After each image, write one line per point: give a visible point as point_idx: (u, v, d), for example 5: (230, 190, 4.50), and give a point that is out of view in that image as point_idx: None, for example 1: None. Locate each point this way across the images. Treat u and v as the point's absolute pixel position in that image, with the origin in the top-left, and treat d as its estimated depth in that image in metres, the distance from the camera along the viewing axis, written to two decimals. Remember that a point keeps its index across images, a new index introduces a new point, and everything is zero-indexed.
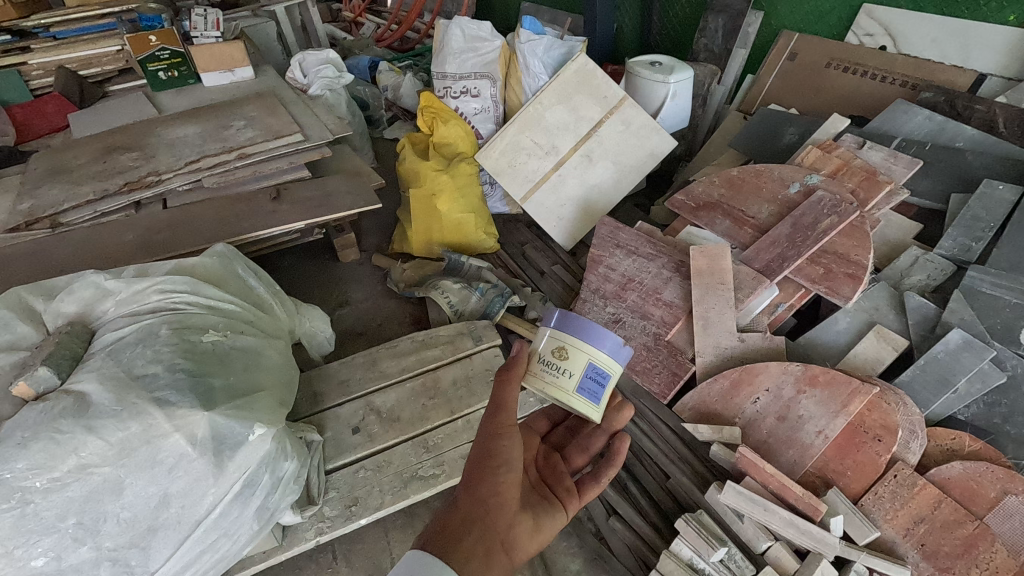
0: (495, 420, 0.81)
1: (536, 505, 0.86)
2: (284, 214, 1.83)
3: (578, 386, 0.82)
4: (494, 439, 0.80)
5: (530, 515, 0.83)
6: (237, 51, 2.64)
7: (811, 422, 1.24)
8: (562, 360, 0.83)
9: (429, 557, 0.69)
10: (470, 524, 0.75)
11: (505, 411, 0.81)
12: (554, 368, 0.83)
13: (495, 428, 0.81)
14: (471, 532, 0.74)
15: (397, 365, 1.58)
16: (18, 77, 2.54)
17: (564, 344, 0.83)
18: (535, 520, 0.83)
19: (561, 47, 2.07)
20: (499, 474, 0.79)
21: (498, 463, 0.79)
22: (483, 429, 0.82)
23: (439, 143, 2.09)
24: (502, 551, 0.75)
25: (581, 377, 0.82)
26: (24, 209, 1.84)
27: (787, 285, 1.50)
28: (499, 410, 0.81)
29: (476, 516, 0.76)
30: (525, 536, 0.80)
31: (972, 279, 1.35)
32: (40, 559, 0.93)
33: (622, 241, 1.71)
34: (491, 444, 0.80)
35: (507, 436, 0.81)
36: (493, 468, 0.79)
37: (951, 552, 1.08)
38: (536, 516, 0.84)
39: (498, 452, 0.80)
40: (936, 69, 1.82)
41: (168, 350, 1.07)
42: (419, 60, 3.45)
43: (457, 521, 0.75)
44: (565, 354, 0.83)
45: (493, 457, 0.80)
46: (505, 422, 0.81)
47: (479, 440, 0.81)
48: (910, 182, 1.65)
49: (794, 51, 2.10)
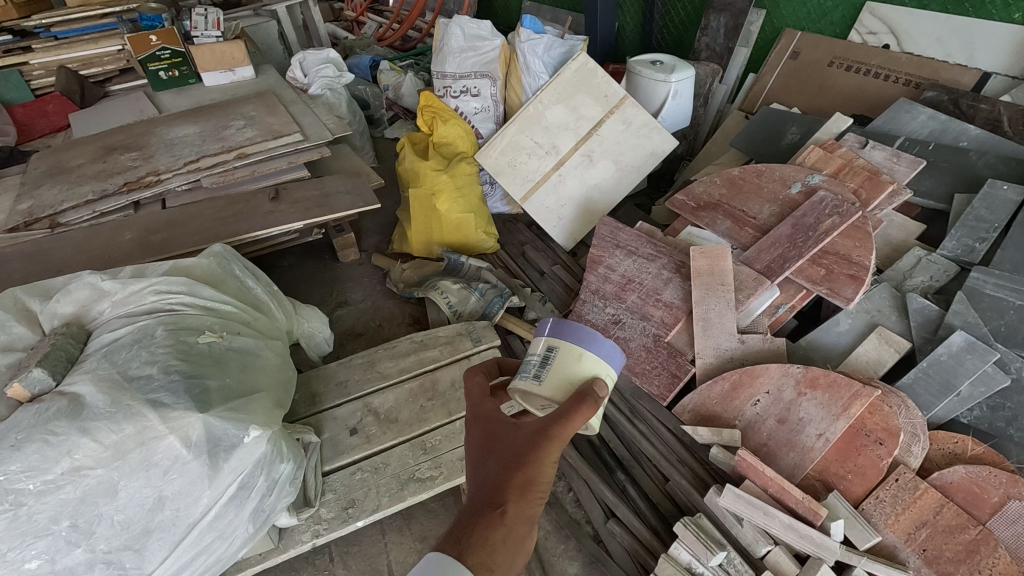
0: (548, 441, 0.71)
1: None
2: (283, 214, 1.83)
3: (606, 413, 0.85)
4: (542, 461, 0.71)
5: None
6: (238, 51, 2.65)
7: (812, 424, 1.23)
8: (608, 395, 0.82)
9: (457, 564, 0.60)
10: (512, 547, 0.65)
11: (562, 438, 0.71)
12: (607, 404, 0.81)
13: (547, 452, 0.71)
14: (510, 554, 0.65)
15: (396, 366, 1.57)
16: (19, 77, 2.55)
17: (609, 378, 0.82)
18: None
19: (561, 46, 2.05)
20: (537, 496, 0.71)
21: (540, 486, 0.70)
22: (534, 449, 0.71)
23: (439, 142, 2.08)
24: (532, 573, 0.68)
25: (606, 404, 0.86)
26: (24, 209, 1.85)
27: (788, 286, 1.49)
28: (553, 431, 0.71)
29: (507, 532, 0.66)
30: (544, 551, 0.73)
31: (976, 280, 1.33)
32: (34, 562, 0.93)
33: (622, 241, 1.70)
34: (539, 468, 0.71)
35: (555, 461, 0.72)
36: (533, 488, 0.70)
37: (953, 557, 1.06)
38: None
39: (542, 473, 0.71)
40: (940, 67, 1.80)
41: (163, 351, 1.07)
42: (420, 60, 3.45)
43: (499, 540, 0.65)
44: (612, 389, 0.83)
45: (534, 476, 0.71)
46: (556, 446, 0.71)
47: (524, 458, 0.71)
48: (913, 182, 1.64)
49: (797, 49, 2.09)
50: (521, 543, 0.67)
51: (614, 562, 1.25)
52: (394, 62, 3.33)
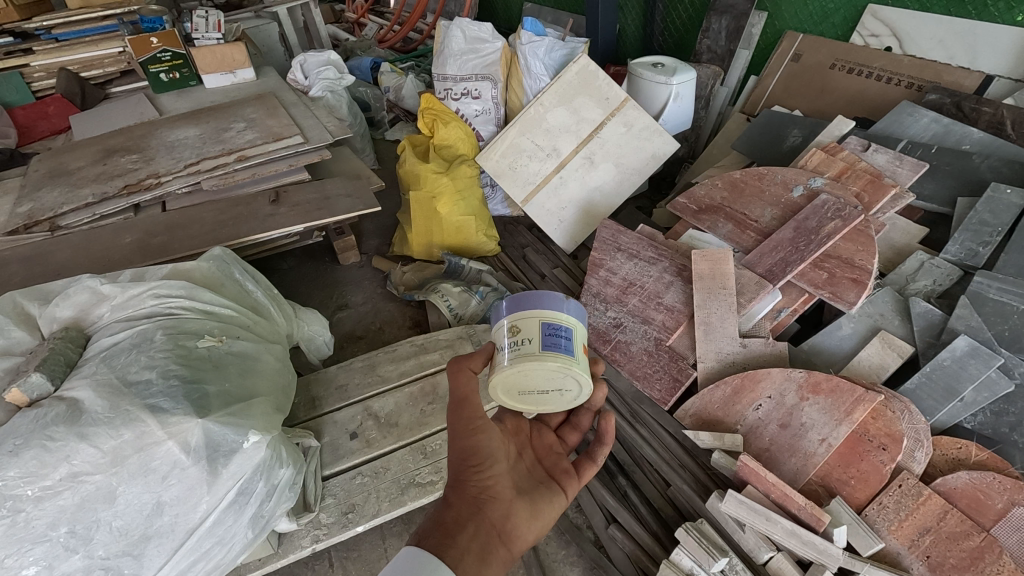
0: (463, 415, 0.81)
1: (532, 492, 0.85)
2: (283, 217, 1.82)
3: (543, 345, 0.81)
4: (472, 435, 0.81)
5: (528, 502, 0.82)
6: (239, 53, 2.65)
7: (814, 429, 1.22)
8: (514, 334, 0.83)
9: (426, 557, 0.66)
10: (466, 523, 0.74)
11: (470, 405, 0.81)
12: (512, 344, 0.82)
13: (466, 425, 0.81)
14: (464, 532, 0.73)
15: (397, 370, 1.57)
16: (20, 79, 2.54)
17: (511, 321, 0.84)
18: (532, 505, 0.82)
19: (562, 48, 2.05)
20: (483, 471, 0.80)
21: (479, 460, 0.80)
22: (455, 429, 0.82)
23: (439, 144, 2.08)
24: (502, 544, 0.74)
25: (541, 337, 0.81)
26: (24, 211, 1.84)
27: (790, 290, 1.48)
28: (463, 403, 0.81)
29: (469, 514, 0.75)
30: (525, 525, 0.79)
31: (979, 285, 1.33)
32: (31, 569, 0.92)
33: (623, 244, 1.70)
34: (467, 443, 0.81)
35: (480, 430, 0.82)
36: (474, 466, 0.80)
37: (957, 564, 1.05)
38: (534, 503, 0.83)
39: (476, 448, 0.81)
40: (942, 70, 1.79)
41: (162, 356, 1.07)
42: (421, 62, 3.45)
43: (451, 521, 0.74)
44: (517, 327, 0.83)
45: (473, 455, 0.80)
46: (474, 417, 0.82)
47: (453, 442, 0.82)
48: (916, 186, 1.63)
49: (799, 52, 2.08)
50: (483, 518, 0.76)
51: (614, 568, 1.24)
52: (395, 64, 3.34)
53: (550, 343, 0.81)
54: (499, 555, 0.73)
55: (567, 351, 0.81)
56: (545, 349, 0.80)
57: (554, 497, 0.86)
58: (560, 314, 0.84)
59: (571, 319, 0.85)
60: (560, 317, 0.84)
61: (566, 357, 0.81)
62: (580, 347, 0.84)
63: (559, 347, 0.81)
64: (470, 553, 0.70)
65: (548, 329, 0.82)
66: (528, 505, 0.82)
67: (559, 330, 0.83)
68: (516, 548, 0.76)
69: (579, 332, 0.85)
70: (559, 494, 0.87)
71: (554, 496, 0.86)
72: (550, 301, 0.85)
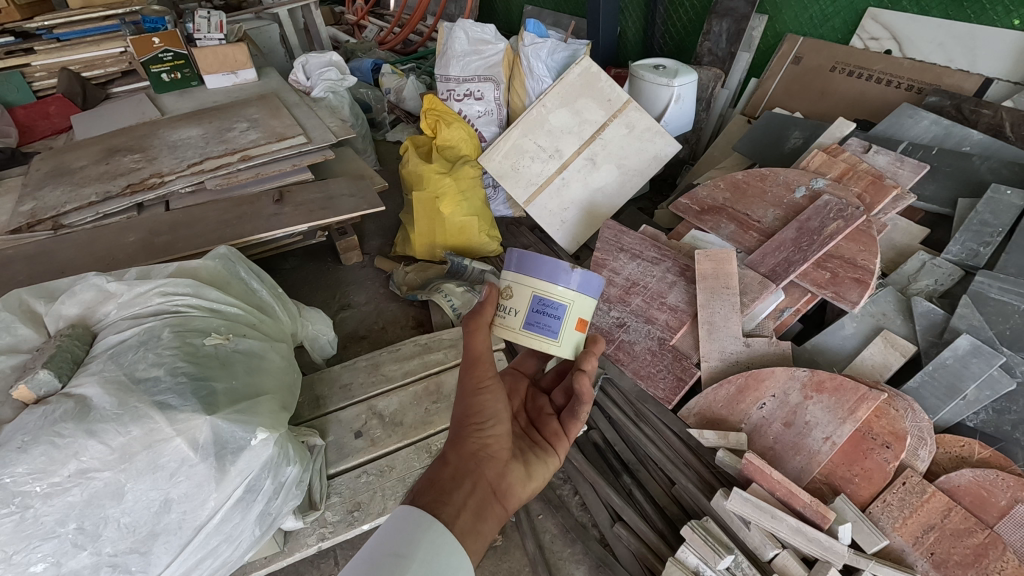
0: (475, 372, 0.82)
1: (528, 452, 0.84)
2: (287, 217, 1.82)
3: (526, 323, 0.80)
4: (478, 393, 0.81)
5: (523, 463, 0.82)
6: (241, 54, 2.65)
7: (818, 428, 1.23)
8: (506, 297, 0.81)
9: (419, 514, 0.64)
10: (464, 480, 0.73)
11: (482, 363, 0.82)
12: (501, 307, 0.81)
13: (474, 383, 0.82)
14: (461, 489, 0.72)
15: (400, 368, 1.57)
16: (20, 78, 2.53)
17: (508, 280, 0.80)
18: (526, 466, 0.82)
19: (565, 50, 2.06)
20: (486, 428, 0.80)
21: (482, 418, 0.80)
22: (463, 385, 0.83)
23: (442, 145, 2.08)
24: (495, 502, 0.74)
25: (526, 314, 0.79)
26: (27, 210, 1.84)
27: (793, 290, 1.49)
28: (475, 362, 0.82)
29: (467, 472, 0.74)
30: (518, 486, 0.79)
31: (981, 285, 1.34)
32: (40, 565, 0.92)
33: (626, 244, 1.71)
34: (472, 401, 0.81)
35: (488, 390, 0.82)
36: (477, 424, 0.80)
37: (961, 561, 1.06)
38: (529, 464, 0.82)
39: (482, 407, 0.81)
40: (942, 73, 1.81)
41: (169, 353, 1.07)
42: (422, 63, 3.46)
43: (448, 478, 0.73)
44: (509, 291, 0.80)
45: (475, 413, 0.80)
46: (484, 374, 0.83)
47: (459, 399, 0.82)
48: (917, 187, 1.64)
49: (799, 54, 2.10)
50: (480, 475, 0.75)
51: (619, 564, 1.25)
52: (396, 66, 3.35)
53: (536, 323, 0.79)
54: (493, 515, 0.72)
55: (552, 332, 0.80)
56: (526, 326, 0.80)
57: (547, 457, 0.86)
58: (557, 291, 0.78)
59: (572, 294, 0.79)
60: (559, 296, 0.78)
61: (545, 337, 0.80)
62: (576, 324, 0.81)
63: (542, 326, 0.80)
64: (466, 510, 0.69)
65: (538, 306, 0.79)
66: (521, 466, 0.82)
67: (551, 306, 0.79)
68: (507, 505, 0.76)
69: (579, 306, 0.80)
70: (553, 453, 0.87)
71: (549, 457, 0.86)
72: (554, 270, 0.77)
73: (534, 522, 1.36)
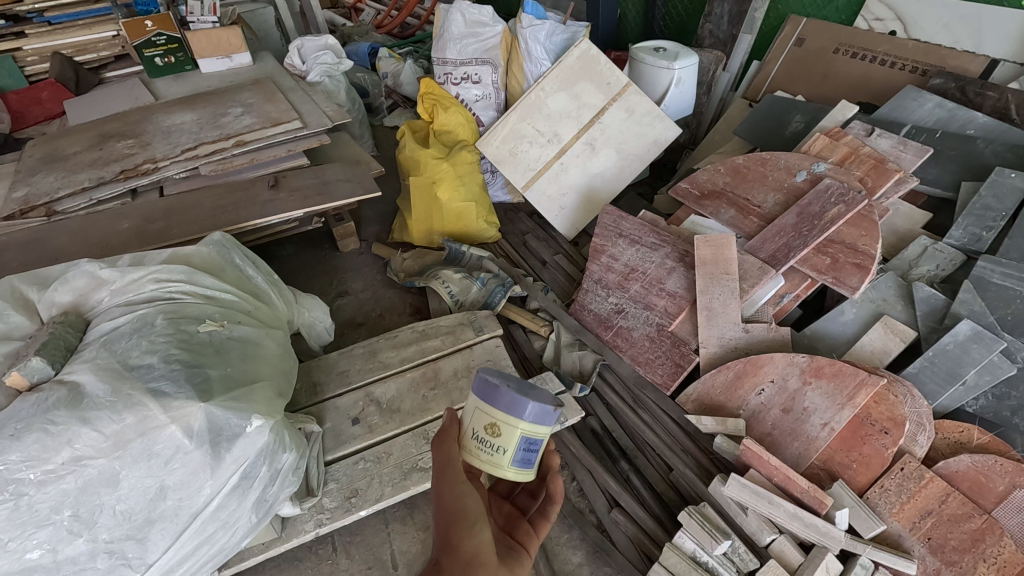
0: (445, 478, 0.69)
1: (511, 561, 0.69)
2: (282, 203, 1.81)
3: (513, 460, 0.75)
4: (456, 494, 0.68)
5: (511, 569, 0.67)
6: (235, 37, 2.62)
7: (817, 414, 1.23)
8: (495, 437, 0.74)
9: None
10: None
11: (452, 466, 0.71)
12: (488, 446, 0.75)
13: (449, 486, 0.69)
14: None
15: (398, 356, 1.56)
16: (12, 63, 2.51)
17: (499, 423, 0.74)
18: (515, 572, 0.67)
19: (563, 32, 2.03)
20: (473, 530, 0.65)
21: (467, 518, 0.66)
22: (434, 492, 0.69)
23: (439, 130, 2.04)
24: None
25: (515, 453, 0.75)
26: (19, 197, 1.82)
27: (792, 275, 1.47)
28: (446, 466, 0.71)
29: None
30: None
31: (982, 269, 1.32)
32: (35, 552, 0.92)
33: (625, 230, 1.68)
34: (451, 504, 0.67)
35: (467, 487, 0.69)
36: (465, 523, 0.66)
37: (958, 546, 1.06)
38: (517, 572, 0.67)
39: (466, 507, 0.67)
40: (947, 55, 1.78)
41: (163, 341, 1.06)
42: (419, 46, 3.42)
43: None
44: (497, 432, 0.74)
45: (460, 515, 0.66)
46: (457, 476, 0.70)
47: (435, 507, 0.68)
48: (919, 171, 1.62)
49: (802, 36, 2.06)
50: None
51: (617, 552, 1.24)
52: (393, 49, 3.30)
53: (523, 458, 0.76)
54: None
55: (530, 464, 0.77)
56: (514, 464, 0.75)
57: (524, 564, 0.70)
58: (532, 429, 0.74)
59: (545, 428, 0.75)
60: (536, 431, 0.75)
61: (529, 471, 0.78)
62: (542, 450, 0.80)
63: (526, 460, 0.76)
64: None
65: (525, 446, 0.75)
66: (511, 574, 0.66)
67: (534, 442, 0.75)
68: None
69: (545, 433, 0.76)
70: (528, 555, 0.72)
71: (526, 559, 0.71)
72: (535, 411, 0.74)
73: None
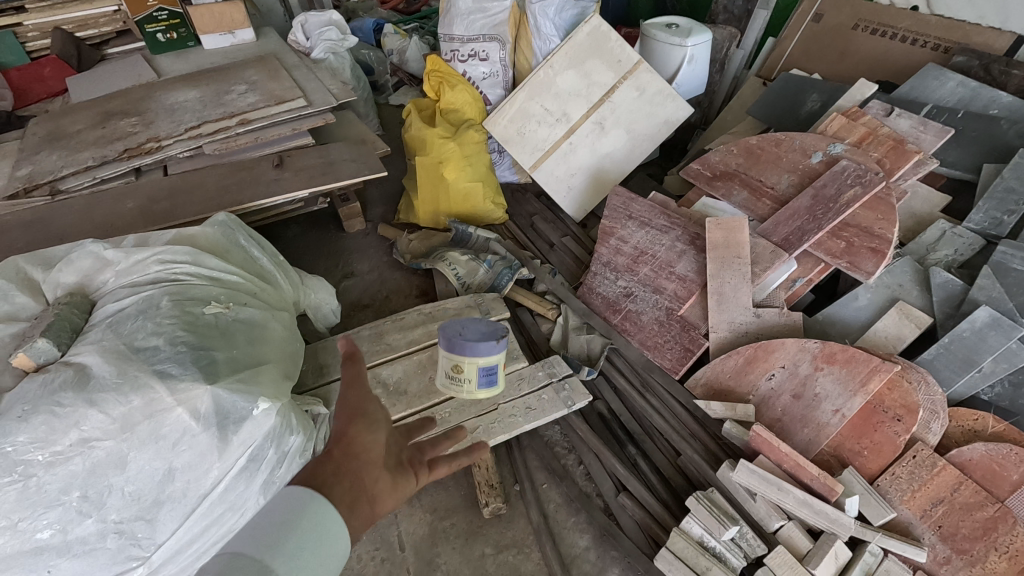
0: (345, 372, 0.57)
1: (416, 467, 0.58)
2: (287, 183, 1.79)
3: (479, 385, 1.24)
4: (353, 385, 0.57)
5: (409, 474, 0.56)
6: (237, 12, 2.56)
7: (828, 400, 1.21)
8: (462, 373, 1.22)
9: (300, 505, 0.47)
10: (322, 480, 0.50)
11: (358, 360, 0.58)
12: (459, 380, 1.24)
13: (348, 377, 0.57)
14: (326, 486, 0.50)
15: (404, 338, 1.55)
16: (13, 39, 2.46)
17: (462, 363, 1.21)
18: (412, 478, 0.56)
19: (573, 8, 1.95)
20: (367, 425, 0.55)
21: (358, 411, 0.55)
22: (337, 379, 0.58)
23: (446, 109, 1.99)
24: (359, 511, 0.50)
25: (478, 380, 1.23)
26: (23, 175, 1.81)
27: (805, 259, 1.45)
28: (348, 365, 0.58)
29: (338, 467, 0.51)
30: (401, 494, 0.54)
31: (1003, 255, 1.28)
32: (45, 532, 0.92)
33: (635, 212, 1.64)
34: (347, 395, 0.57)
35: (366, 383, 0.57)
36: (360, 420, 0.55)
37: (970, 534, 1.06)
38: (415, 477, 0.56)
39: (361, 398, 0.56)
40: (971, 31, 1.71)
41: (169, 322, 1.05)
42: (425, 22, 3.35)
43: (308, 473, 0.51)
44: (461, 370, 1.22)
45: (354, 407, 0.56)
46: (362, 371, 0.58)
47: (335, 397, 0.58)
48: (939, 152, 1.58)
49: (820, 11, 1.98)
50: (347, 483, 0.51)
51: (624, 536, 1.24)
52: (398, 25, 3.24)
53: (486, 382, 1.24)
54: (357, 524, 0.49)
55: (493, 385, 1.25)
56: (481, 386, 1.24)
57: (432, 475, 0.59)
58: (487, 361, 1.21)
59: (496, 356, 1.21)
60: (490, 364, 1.22)
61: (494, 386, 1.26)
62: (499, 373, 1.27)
63: (488, 381, 1.24)
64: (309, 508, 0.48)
65: (484, 373, 1.22)
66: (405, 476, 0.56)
67: (490, 369, 1.23)
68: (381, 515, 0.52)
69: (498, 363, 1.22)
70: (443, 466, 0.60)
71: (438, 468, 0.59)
72: (484, 349, 1.19)
73: (538, 491, 1.35)
